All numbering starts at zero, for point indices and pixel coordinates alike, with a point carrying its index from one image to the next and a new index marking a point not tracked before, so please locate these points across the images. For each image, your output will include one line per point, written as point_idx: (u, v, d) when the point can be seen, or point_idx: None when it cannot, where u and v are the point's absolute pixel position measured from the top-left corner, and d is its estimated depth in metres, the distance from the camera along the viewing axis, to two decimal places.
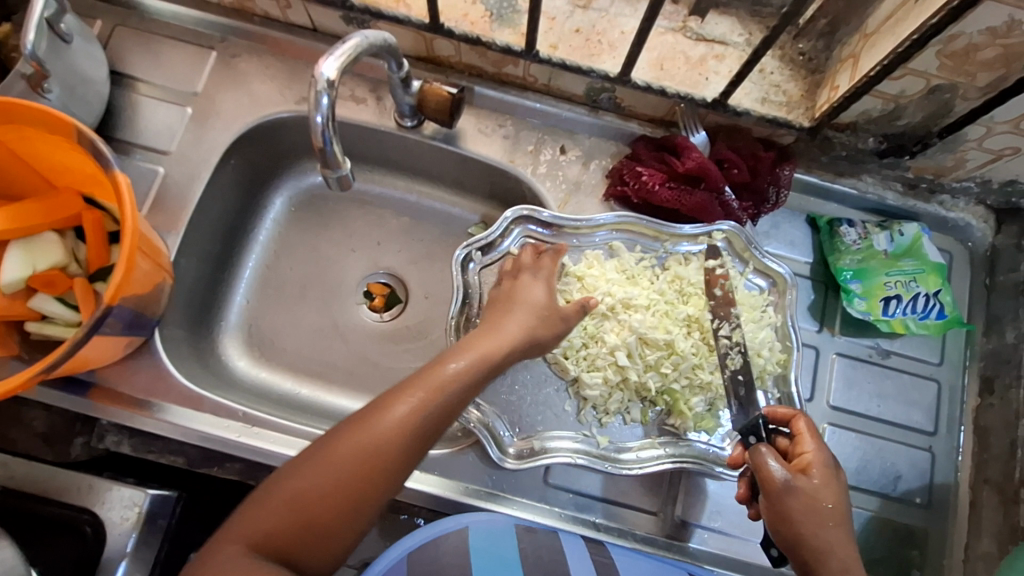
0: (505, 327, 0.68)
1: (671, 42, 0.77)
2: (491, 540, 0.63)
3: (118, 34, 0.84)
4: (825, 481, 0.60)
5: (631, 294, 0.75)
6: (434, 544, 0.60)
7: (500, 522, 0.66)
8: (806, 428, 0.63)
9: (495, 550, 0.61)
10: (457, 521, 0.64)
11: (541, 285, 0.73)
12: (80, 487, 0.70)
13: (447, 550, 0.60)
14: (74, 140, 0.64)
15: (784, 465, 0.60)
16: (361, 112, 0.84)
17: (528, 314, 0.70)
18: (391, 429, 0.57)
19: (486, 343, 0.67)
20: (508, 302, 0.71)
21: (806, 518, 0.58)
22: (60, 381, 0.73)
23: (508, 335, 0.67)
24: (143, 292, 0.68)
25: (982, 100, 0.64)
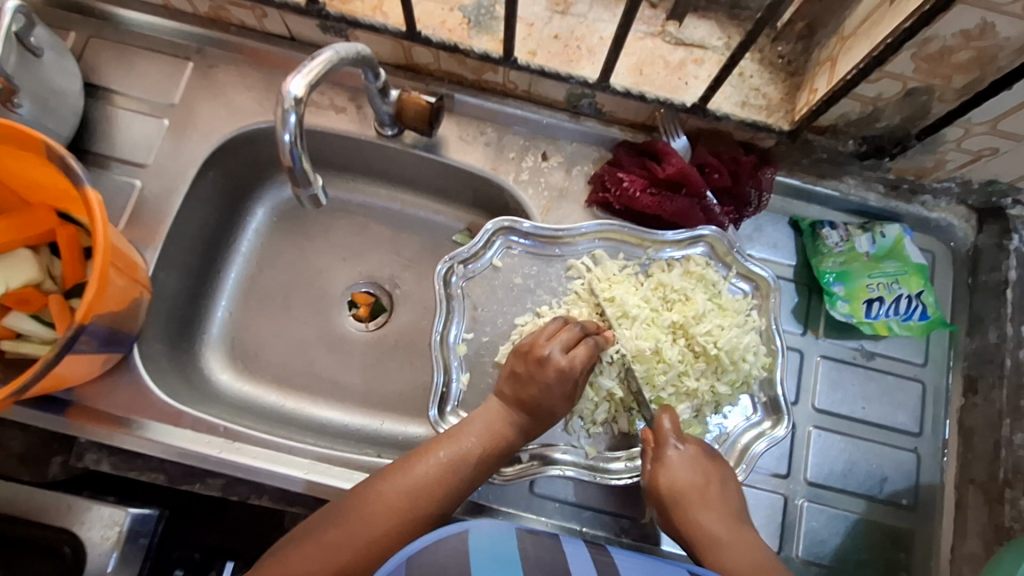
0: (539, 400, 0.67)
1: (650, 47, 0.77)
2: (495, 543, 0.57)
3: (92, 45, 0.83)
4: (669, 467, 0.66)
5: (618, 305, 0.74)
6: (435, 547, 0.54)
7: (504, 526, 0.60)
8: (667, 424, 0.68)
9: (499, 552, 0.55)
10: (460, 525, 0.57)
11: (559, 350, 0.68)
12: (58, 507, 0.69)
13: (447, 552, 0.53)
14: (44, 156, 0.63)
15: (648, 467, 0.67)
16: (341, 121, 0.84)
17: (559, 388, 0.67)
18: (422, 486, 0.62)
19: (504, 425, 0.67)
20: (540, 376, 0.67)
21: (660, 506, 0.66)
22: (36, 400, 0.71)
23: (540, 411, 0.68)
24: (118, 309, 0.67)
25: (959, 102, 0.64)
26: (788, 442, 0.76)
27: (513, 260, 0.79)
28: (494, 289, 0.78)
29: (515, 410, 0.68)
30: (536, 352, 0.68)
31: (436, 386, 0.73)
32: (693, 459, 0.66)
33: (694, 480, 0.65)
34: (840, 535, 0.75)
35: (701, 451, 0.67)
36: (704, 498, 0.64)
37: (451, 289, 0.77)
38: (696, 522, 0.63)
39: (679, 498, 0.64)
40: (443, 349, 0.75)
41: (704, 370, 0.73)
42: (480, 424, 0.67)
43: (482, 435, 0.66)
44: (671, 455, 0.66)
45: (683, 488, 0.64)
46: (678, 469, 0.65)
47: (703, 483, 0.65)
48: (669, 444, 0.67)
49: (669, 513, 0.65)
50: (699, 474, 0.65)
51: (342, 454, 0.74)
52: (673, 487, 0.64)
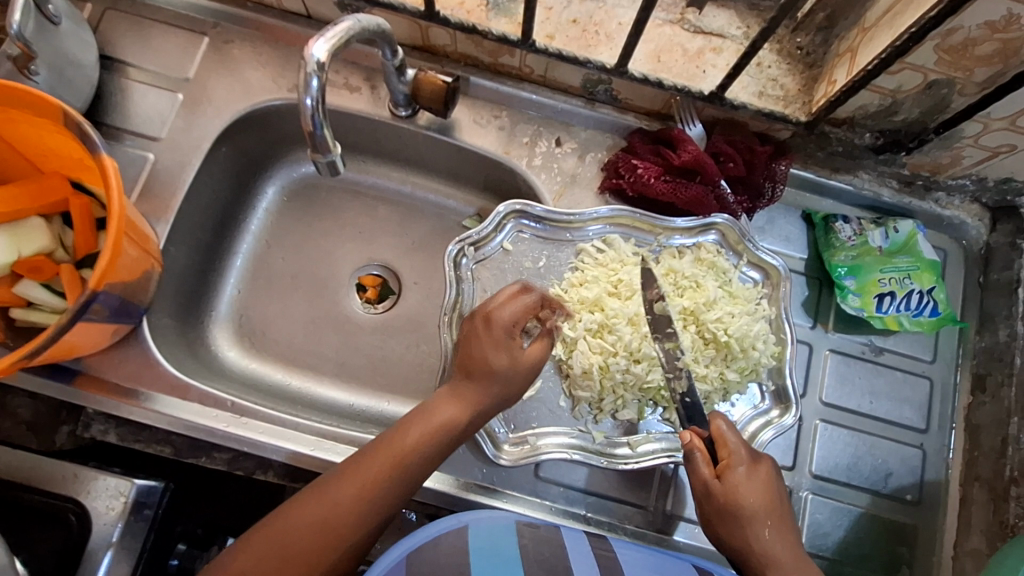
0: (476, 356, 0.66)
1: (669, 34, 0.77)
2: (492, 537, 0.60)
3: (109, 18, 0.83)
4: (742, 480, 0.62)
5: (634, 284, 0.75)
6: (434, 543, 0.57)
7: (502, 518, 0.63)
8: (726, 430, 0.65)
9: (495, 546, 0.58)
10: (457, 518, 0.61)
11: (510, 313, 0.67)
12: (65, 476, 0.69)
13: (445, 550, 0.57)
14: (60, 122, 0.63)
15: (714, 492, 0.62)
16: (355, 100, 0.83)
17: (492, 342, 0.66)
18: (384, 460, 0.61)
19: (450, 409, 0.65)
20: (484, 333, 0.66)
21: (722, 518, 0.62)
22: (45, 369, 0.71)
23: (478, 370, 0.65)
24: (129, 279, 0.67)
25: (979, 96, 0.64)
26: (794, 433, 0.76)
27: (523, 244, 0.79)
28: (503, 274, 0.78)
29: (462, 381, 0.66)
30: (483, 313, 0.67)
31: (445, 368, 0.72)
32: (763, 475, 0.64)
33: (765, 500, 0.62)
34: (843, 529, 0.75)
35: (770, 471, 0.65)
36: (772, 517, 0.62)
37: (461, 271, 0.76)
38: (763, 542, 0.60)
39: (747, 515, 0.61)
40: (452, 333, 0.75)
41: (713, 358, 0.73)
42: (425, 413, 0.64)
43: (426, 425, 0.63)
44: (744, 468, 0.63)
45: (755, 505, 0.62)
46: (747, 485, 0.63)
47: (768, 503, 0.63)
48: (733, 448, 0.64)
49: (734, 527, 0.61)
50: (767, 493, 0.63)
51: (350, 432, 0.74)
52: (744, 503, 0.62)
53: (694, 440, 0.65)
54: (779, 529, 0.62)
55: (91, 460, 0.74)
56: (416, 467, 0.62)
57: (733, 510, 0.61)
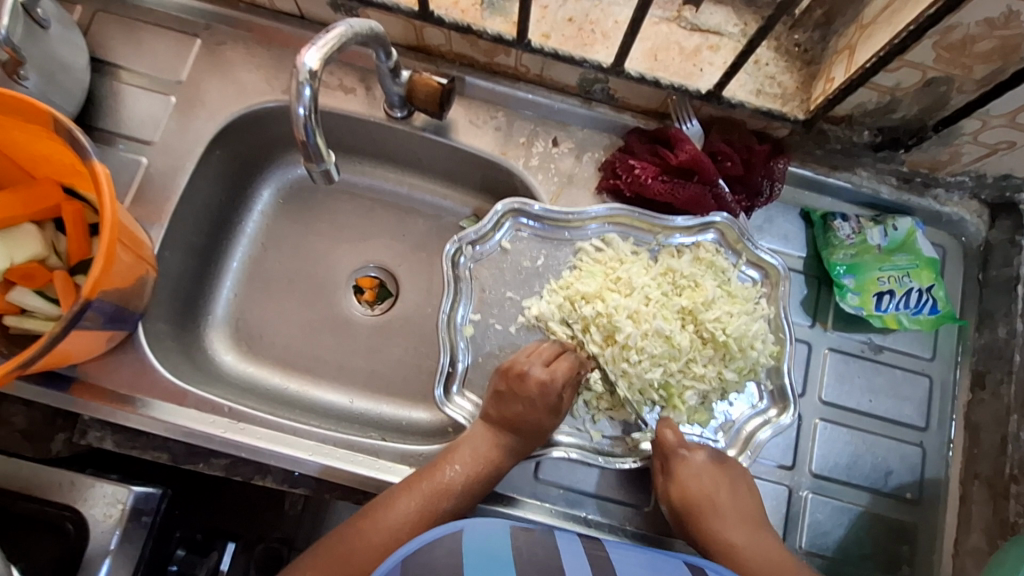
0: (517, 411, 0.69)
1: (666, 32, 0.76)
2: (488, 542, 0.58)
3: (99, 20, 0.82)
4: (681, 479, 0.69)
5: (634, 282, 0.74)
6: (430, 549, 0.57)
7: (499, 524, 0.62)
8: (669, 437, 0.70)
9: (490, 549, 0.57)
10: (453, 525, 0.60)
11: (539, 365, 0.70)
12: (61, 484, 0.68)
13: (442, 554, 0.55)
14: (49, 128, 0.62)
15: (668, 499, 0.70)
16: (349, 101, 0.83)
17: (542, 402, 0.68)
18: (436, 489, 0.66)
19: (488, 449, 0.68)
20: (522, 391, 0.68)
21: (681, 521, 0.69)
22: (40, 377, 0.71)
23: (525, 429, 0.69)
24: (124, 285, 0.66)
25: (978, 93, 0.63)
26: (793, 433, 0.76)
27: (521, 243, 0.78)
28: (502, 273, 0.78)
29: (501, 431, 0.69)
30: (516, 369, 0.69)
31: (442, 367, 0.72)
32: (700, 463, 0.70)
33: (708, 490, 0.68)
34: (843, 528, 0.75)
35: (713, 458, 0.70)
36: (719, 509, 0.68)
37: (459, 270, 0.76)
38: (721, 535, 0.67)
39: (696, 511, 0.68)
40: (450, 331, 0.74)
41: (712, 357, 0.73)
42: (462, 452, 0.68)
43: (460, 466, 0.67)
44: (682, 470, 0.69)
45: (697, 498, 0.68)
46: (692, 483, 0.68)
47: (714, 492, 0.68)
48: (677, 454, 0.70)
49: (691, 526, 0.68)
50: (709, 481, 0.69)
51: (348, 437, 0.74)
52: (687, 498, 0.68)
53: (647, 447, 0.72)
54: (732, 518, 0.68)
55: (87, 467, 0.73)
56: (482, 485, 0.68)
57: (681, 510, 0.69)
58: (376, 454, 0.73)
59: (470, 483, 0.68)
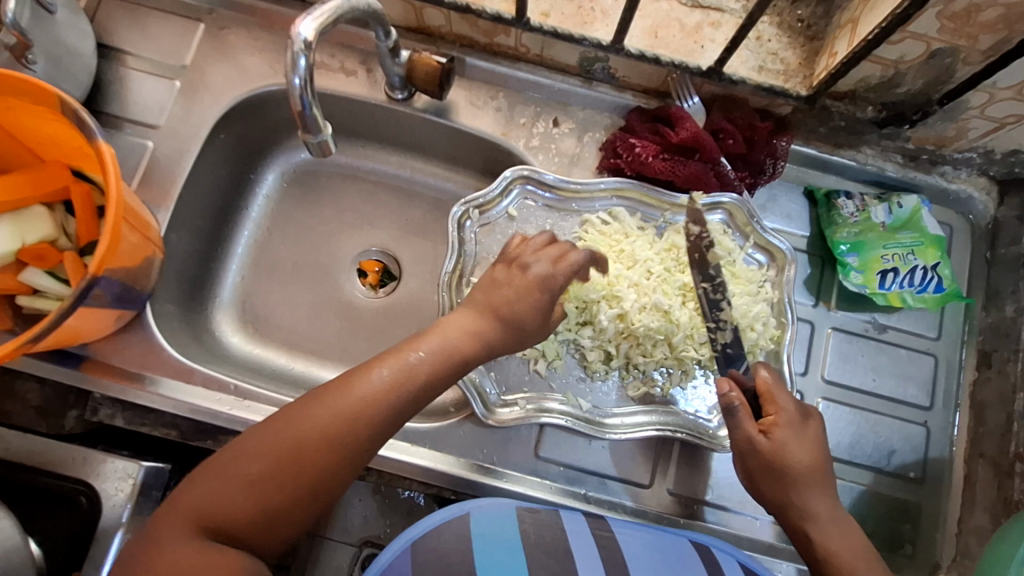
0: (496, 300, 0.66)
1: (666, 9, 0.76)
2: (495, 525, 0.64)
3: (105, 6, 0.83)
4: (791, 441, 0.65)
5: (638, 254, 0.75)
6: (438, 532, 0.62)
7: (506, 504, 0.66)
8: (769, 384, 0.67)
9: (496, 535, 0.63)
10: (460, 506, 0.64)
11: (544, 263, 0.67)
12: (74, 459, 0.70)
13: (450, 538, 0.61)
14: (57, 109, 0.63)
15: (759, 455, 0.65)
16: (351, 84, 0.83)
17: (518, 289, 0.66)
18: (290, 435, 0.56)
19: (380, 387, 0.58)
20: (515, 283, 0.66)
21: (766, 476, 0.65)
22: (52, 355, 0.73)
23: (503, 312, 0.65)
24: (130, 264, 0.68)
25: (984, 64, 0.62)
26: None
27: (528, 211, 0.79)
28: (507, 240, 0.79)
29: (485, 319, 0.65)
30: (519, 260, 0.67)
31: (441, 326, 0.73)
32: (812, 434, 0.66)
33: (814, 460, 0.65)
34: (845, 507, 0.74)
35: (820, 434, 0.67)
36: (818, 476, 0.65)
37: (464, 233, 0.77)
38: (807, 501, 0.65)
39: (794, 476, 0.64)
40: (451, 293, 0.75)
41: (710, 336, 0.73)
42: (341, 389, 0.58)
43: (324, 405, 0.57)
44: (790, 426, 0.65)
45: (802, 467, 0.65)
46: (796, 445, 0.65)
47: (816, 464, 0.65)
48: (778, 406, 0.66)
49: (777, 484, 0.65)
50: (815, 451, 0.66)
51: None
52: (791, 461, 0.65)
53: (733, 389, 0.67)
54: (824, 490, 0.66)
55: (99, 443, 0.75)
56: (370, 425, 0.57)
57: (778, 467, 0.65)
58: None
59: (351, 423, 0.57)
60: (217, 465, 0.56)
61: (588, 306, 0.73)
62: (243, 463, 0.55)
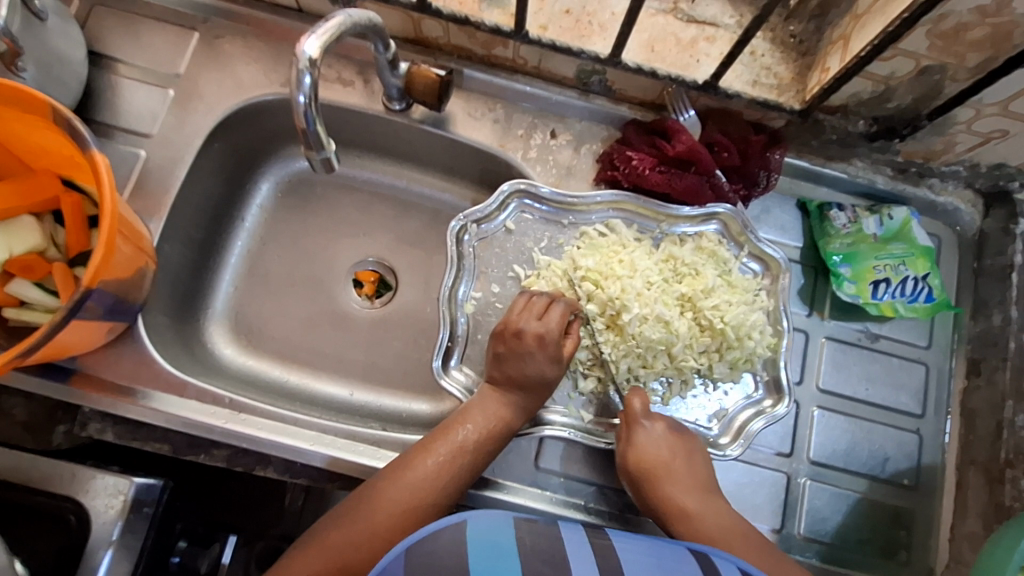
0: (521, 371, 0.69)
1: (663, 23, 0.77)
2: (493, 531, 0.53)
3: (96, 13, 0.82)
4: (640, 442, 0.68)
5: (636, 267, 0.75)
6: (434, 537, 0.52)
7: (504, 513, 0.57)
8: (637, 400, 0.71)
9: (494, 540, 0.52)
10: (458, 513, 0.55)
11: (533, 320, 0.70)
12: (62, 476, 0.68)
13: (446, 542, 0.51)
14: (48, 118, 0.62)
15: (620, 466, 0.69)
16: (349, 94, 0.83)
17: (542, 356, 0.69)
18: (393, 502, 0.62)
19: (456, 447, 0.66)
20: (520, 349, 0.69)
21: (632, 485, 0.69)
22: (40, 368, 0.71)
23: (531, 383, 0.69)
24: (123, 276, 0.66)
25: (972, 81, 0.64)
26: (791, 421, 0.77)
27: (525, 225, 0.80)
28: (505, 253, 0.79)
29: (508, 391, 0.69)
30: (511, 328, 0.70)
31: (441, 340, 0.73)
32: (661, 434, 0.69)
33: (662, 457, 0.68)
34: (841, 514, 0.75)
35: (670, 427, 0.70)
36: (671, 471, 0.67)
37: (463, 247, 0.77)
38: (669, 496, 0.67)
39: (649, 473, 0.67)
40: (450, 307, 0.75)
41: (709, 346, 0.74)
42: (424, 457, 0.65)
43: (416, 472, 0.64)
44: (637, 432, 0.69)
45: (654, 464, 0.67)
46: (647, 447, 0.68)
47: (669, 458, 0.68)
48: (640, 422, 0.69)
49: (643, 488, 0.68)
50: (667, 449, 0.68)
51: (350, 427, 0.74)
52: (638, 465, 0.68)
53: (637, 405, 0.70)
54: (685, 484, 0.67)
55: (88, 459, 0.73)
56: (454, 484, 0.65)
57: (637, 471, 0.68)
58: (377, 444, 0.73)
59: (443, 482, 0.64)
60: (327, 531, 0.61)
61: (614, 355, 0.74)
62: (358, 529, 0.60)
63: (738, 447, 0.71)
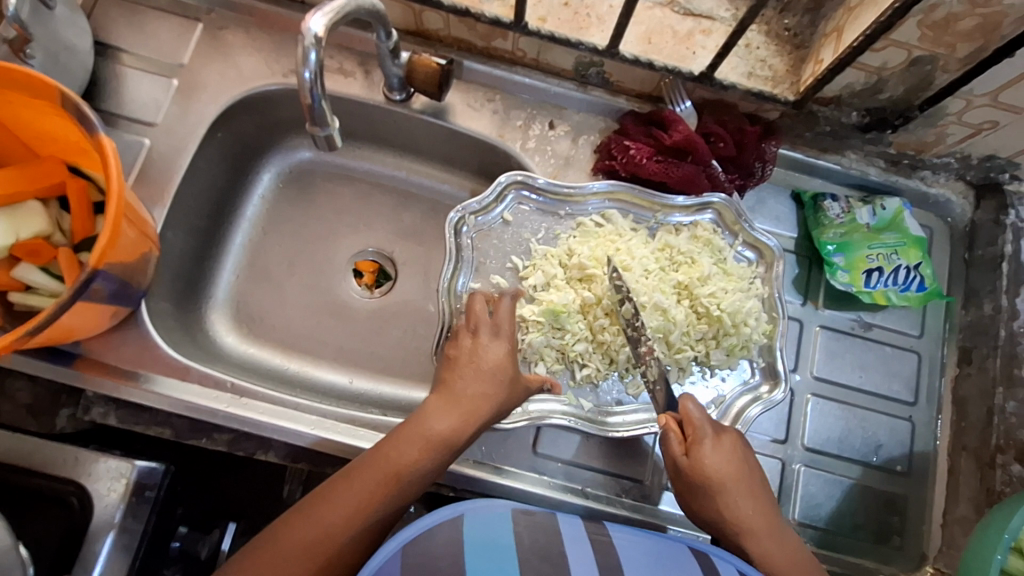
0: (477, 360, 0.66)
1: (659, 16, 0.78)
2: (489, 529, 0.55)
3: (101, 4, 0.83)
4: (708, 453, 0.63)
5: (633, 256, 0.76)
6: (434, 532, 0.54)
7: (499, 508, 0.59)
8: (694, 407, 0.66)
9: (491, 538, 0.54)
10: (454, 508, 0.56)
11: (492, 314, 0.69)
12: (66, 460, 0.69)
13: (443, 540, 0.53)
14: (56, 104, 0.63)
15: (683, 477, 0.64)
16: (350, 85, 0.84)
17: (498, 344, 0.67)
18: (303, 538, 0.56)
19: (385, 475, 0.59)
20: (473, 342, 0.67)
21: (694, 494, 0.63)
22: (44, 353, 0.72)
23: (483, 372, 0.65)
24: (128, 260, 0.67)
25: (962, 72, 0.65)
26: (786, 408, 0.78)
27: (523, 216, 0.81)
28: (503, 244, 0.80)
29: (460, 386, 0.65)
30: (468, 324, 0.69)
31: (441, 331, 0.74)
32: (728, 447, 0.64)
33: (731, 471, 0.63)
34: (835, 500, 0.76)
35: (736, 438, 0.65)
36: (740, 486, 0.63)
37: (461, 239, 0.78)
38: (735, 508, 0.62)
39: (718, 487, 0.62)
40: (449, 297, 0.76)
41: (705, 332, 0.75)
42: (348, 485, 0.59)
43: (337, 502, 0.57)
44: (708, 441, 0.63)
45: (725, 477, 0.62)
46: (715, 459, 0.63)
47: (737, 471, 0.63)
48: (705, 431, 0.64)
49: (704, 500, 0.63)
50: (733, 463, 0.63)
51: (348, 411, 0.75)
52: (709, 477, 0.62)
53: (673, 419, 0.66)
54: (752, 499, 0.63)
55: (90, 443, 0.74)
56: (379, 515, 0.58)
57: (702, 483, 0.62)
58: (376, 429, 0.74)
59: (365, 513, 0.58)
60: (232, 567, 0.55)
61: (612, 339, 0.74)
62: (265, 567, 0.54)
63: (737, 432, 0.72)
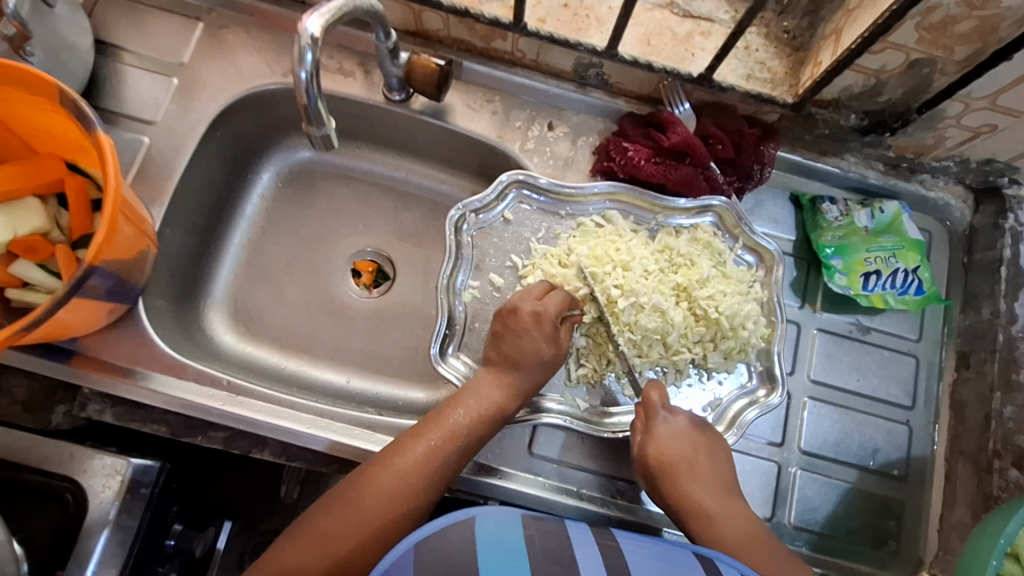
0: (517, 347, 0.70)
1: (659, 18, 0.78)
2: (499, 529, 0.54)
3: (102, 3, 0.83)
4: (661, 436, 0.68)
5: (632, 258, 0.76)
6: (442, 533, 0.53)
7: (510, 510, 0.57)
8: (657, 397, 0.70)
9: (496, 538, 0.52)
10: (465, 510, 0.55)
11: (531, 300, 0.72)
12: (60, 455, 0.69)
13: (455, 539, 0.52)
14: (55, 101, 0.63)
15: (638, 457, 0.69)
16: (349, 85, 0.84)
17: (538, 332, 0.70)
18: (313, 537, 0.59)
19: (389, 474, 0.63)
20: (516, 325, 0.70)
21: (648, 474, 0.68)
22: (42, 349, 0.72)
23: (525, 361, 0.69)
24: (126, 257, 0.67)
25: (960, 74, 0.65)
26: (783, 411, 0.78)
27: (523, 215, 0.81)
28: (502, 243, 0.80)
29: (505, 368, 0.70)
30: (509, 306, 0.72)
31: (439, 329, 0.74)
32: (688, 434, 0.69)
33: (688, 455, 0.67)
34: (831, 503, 0.76)
35: (691, 423, 0.70)
36: (693, 468, 0.67)
37: (461, 237, 0.78)
38: (685, 491, 0.66)
39: (669, 468, 0.67)
40: (448, 295, 0.76)
41: (703, 335, 0.75)
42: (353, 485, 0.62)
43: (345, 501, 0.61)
44: (659, 426, 0.69)
45: (673, 459, 0.67)
46: (669, 441, 0.68)
47: (692, 456, 0.67)
48: (659, 415, 0.69)
49: (660, 481, 0.68)
50: (688, 448, 0.68)
51: (345, 411, 0.75)
52: (660, 458, 0.67)
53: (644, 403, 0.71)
54: (706, 485, 0.67)
55: (87, 440, 0.74)
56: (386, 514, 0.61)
57: (655, 465, 0.67)
58: (372, 428, 0.74)
59: (371, 511, 0.61)
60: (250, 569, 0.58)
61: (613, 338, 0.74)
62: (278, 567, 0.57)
63: (733, 436, 0.72)
